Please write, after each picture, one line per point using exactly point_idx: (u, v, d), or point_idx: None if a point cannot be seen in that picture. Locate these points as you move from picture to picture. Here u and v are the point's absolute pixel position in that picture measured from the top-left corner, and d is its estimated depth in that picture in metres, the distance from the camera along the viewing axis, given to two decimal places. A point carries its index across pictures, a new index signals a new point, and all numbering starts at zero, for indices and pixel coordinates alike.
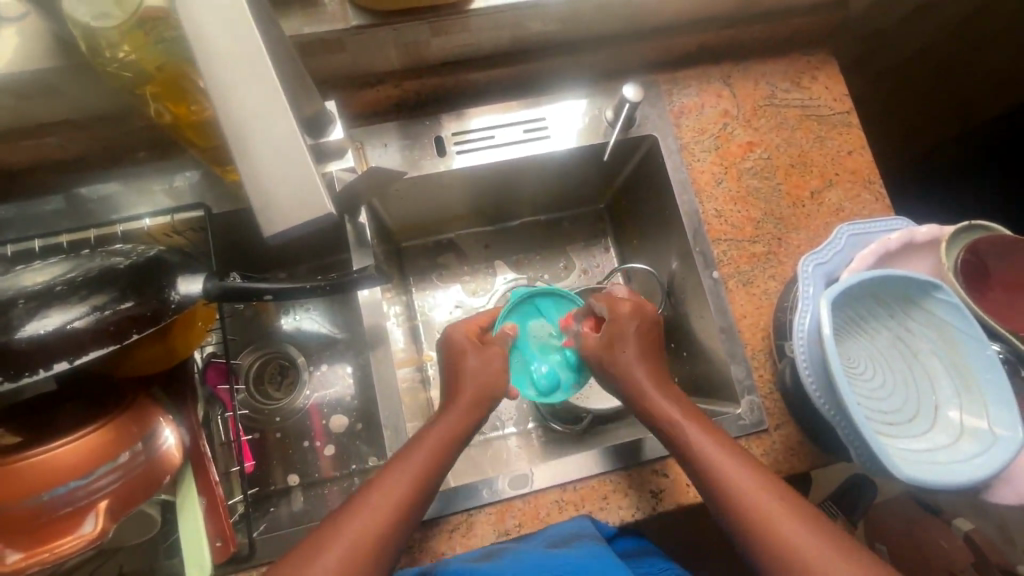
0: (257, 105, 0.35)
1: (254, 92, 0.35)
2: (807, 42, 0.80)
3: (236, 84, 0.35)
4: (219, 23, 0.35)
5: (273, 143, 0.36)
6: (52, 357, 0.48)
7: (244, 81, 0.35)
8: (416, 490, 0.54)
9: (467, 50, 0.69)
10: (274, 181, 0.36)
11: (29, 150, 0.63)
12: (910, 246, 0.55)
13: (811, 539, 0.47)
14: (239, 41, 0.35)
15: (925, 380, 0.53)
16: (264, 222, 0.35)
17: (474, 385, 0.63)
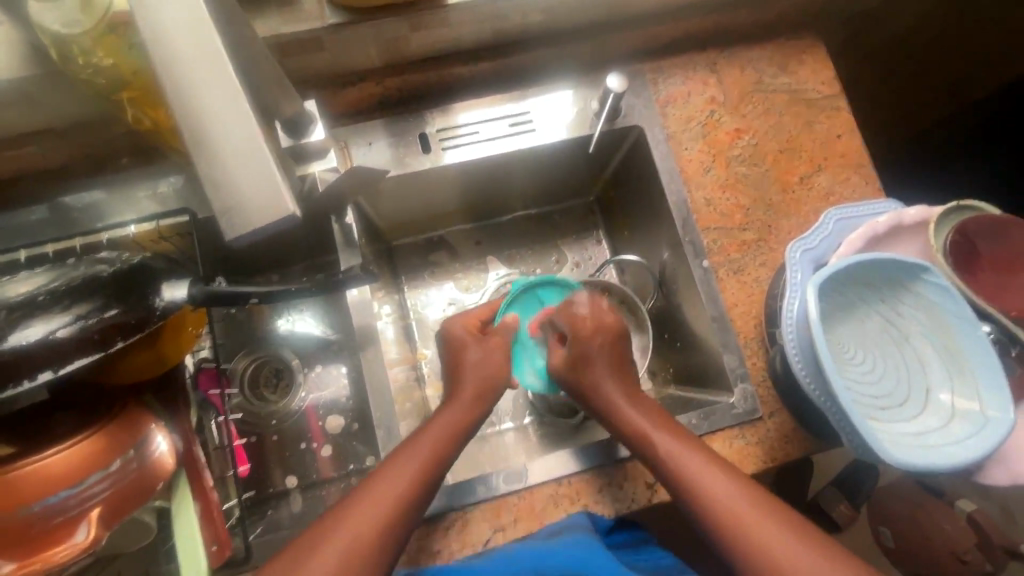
0: (220, 107, 0.35)
1: (217, 93, 0.35)
2: (792, 26, 0.79)
3: (197, 86, 0.35)
4: (181, 26, 0.35)
5: (234, 146, 0.35)
6: (37, 367, 0.48)
7: (206, 82, 0.35)
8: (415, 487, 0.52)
9: (449, 44, 0.69)
10: (235, 184, 0.35)
11: (10, 160, 0.63)
12: (899, 229, 0.55)
13: (784, 535, 0.48)
14: (202, 43, 0.35)
15: (916, 363, 0.52)
16: (227, 226, 0.35)
17: (474, 379, 0.64)
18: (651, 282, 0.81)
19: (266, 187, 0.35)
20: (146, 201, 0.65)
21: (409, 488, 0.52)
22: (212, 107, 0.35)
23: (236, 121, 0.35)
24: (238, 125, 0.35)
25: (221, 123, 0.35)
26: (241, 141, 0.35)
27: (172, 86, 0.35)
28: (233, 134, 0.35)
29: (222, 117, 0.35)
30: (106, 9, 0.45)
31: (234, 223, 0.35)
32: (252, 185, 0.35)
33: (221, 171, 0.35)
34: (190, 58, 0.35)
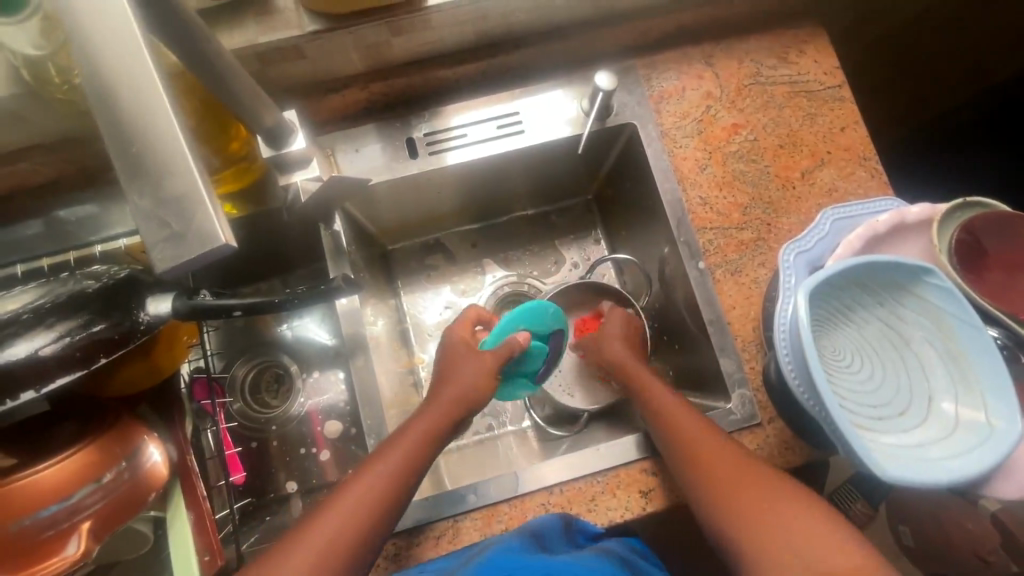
0: (138, 100, 0.27)
1: (133, 82, 0.27)
2: (793, 15, 0.76)
3: (113, 71, 0.27)
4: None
5: (154, 147, 0.27)
6: (20, 387, 0.48)
7: (123, 68, 0.27)
8: (403, 476, 0.53)
9: (433, 47, 0.68)
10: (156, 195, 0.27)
11: (3, 177, 0.64)
12: (900, 228, 0.52)
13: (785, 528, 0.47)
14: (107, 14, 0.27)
15: (919, 370, 0.50)
16: (157, 256, 0.27)
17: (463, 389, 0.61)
18: (649, 283, 0.79)
19: (189, 206, 0.27)
20: None
21: (399, 474, 0.53)
22: (132, 103, 0.27)
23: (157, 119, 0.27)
24: (161, 122, 0.27)
25: (138, 124, 0.27)
26: (165, 144, 0.27)
27: (88, 74, 0.28)
28: (158, 140, 0.27)
29: (144, 114, 0.27)
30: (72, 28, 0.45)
31: (161, 253, 0.27)
32: (175, 202, 0.27)
33: (145, 184, 0.27)
34: (105, 38, 0.27)
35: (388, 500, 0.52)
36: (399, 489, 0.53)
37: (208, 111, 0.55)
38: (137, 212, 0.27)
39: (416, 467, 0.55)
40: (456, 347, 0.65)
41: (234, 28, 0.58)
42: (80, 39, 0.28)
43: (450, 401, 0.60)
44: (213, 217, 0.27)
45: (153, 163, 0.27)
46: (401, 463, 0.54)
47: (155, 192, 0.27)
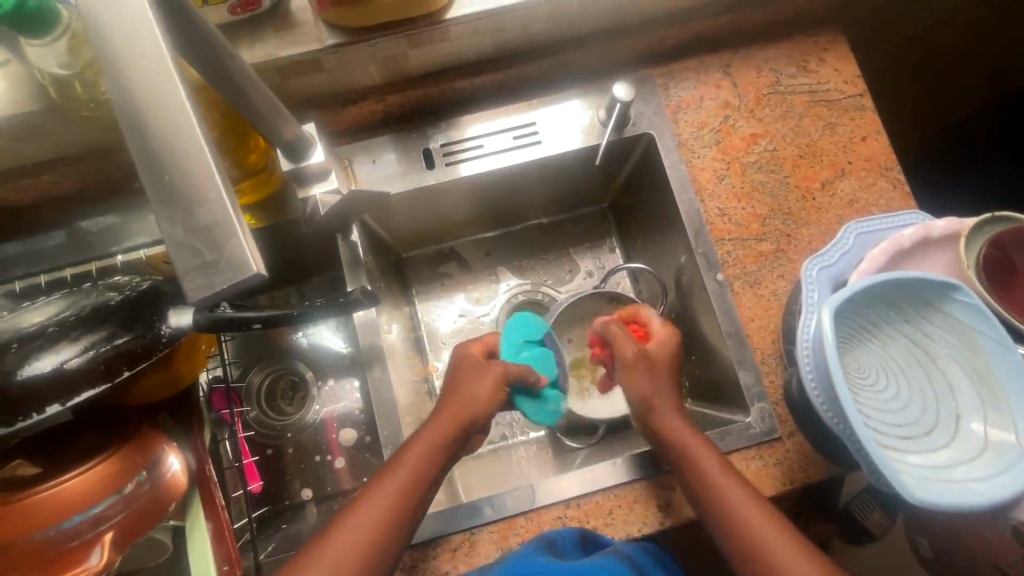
0: (168, 127, 0.28)
1: (166, 113, 0.28)
2: (812, 23, 0.75)
3: (146, 102, 0.28)
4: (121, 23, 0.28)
5: (186, 177, 0.27)
6: (46, 400, 0.49)
7: (155, 95, 0.28)
8: (407, 505, 0.52)
9: (450, 58, 0.68)
10: (188, 225, 0.27)
11: (29, 188, 0.65)
12: (925, 243, 0.51)
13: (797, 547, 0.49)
14: (139, 47, 0.28)
15: (946, 388, 0.49)
16: (189, 285, 0.27)
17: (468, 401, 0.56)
18: (665, 292, 0.78)
19: (220, 234, 0.27)
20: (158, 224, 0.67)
21: (398, 507, 0.51)
22: (163, 131, 0.28)
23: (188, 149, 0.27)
24: (191, 150, 0.27)
25: (168, 153, 0.28)
26: (195, 172, 0.27)
27: (121, 102, 0.28)
28: (187, 168, 0.27)
29: (174, 142, 0.28)
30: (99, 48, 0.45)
31: (193, 281, 0.27)
32: (205, 230, 0.27)
33: (175, 212, 0.27)
34: (138, 66, 0.28)
35: (393, 534, 0.50)
36: (402, 520, 0.51)
37: (229, 125, 0.56)
38: (169, 242, 0.27)
39: (418, 498, 0.52)
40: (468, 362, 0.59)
41: (255, 42, 0.58)
42: (112, 67, 0.28)
43: (454, 416, 0.56)
44: (243, 245, 0.27)
45: (184, 192, 0.27)
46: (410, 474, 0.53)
47: (186, 221, 0.27)
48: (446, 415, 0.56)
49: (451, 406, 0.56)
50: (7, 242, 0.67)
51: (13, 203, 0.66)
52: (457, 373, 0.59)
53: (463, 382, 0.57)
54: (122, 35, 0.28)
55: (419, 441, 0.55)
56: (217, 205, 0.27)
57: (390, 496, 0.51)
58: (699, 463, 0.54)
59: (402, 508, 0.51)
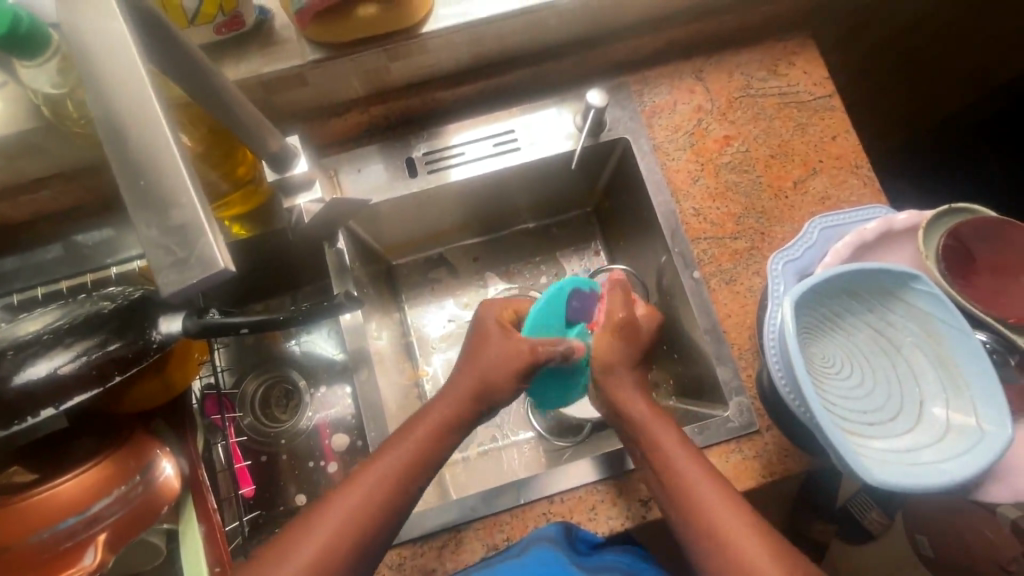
0: (145, 136, 0.30)
1: (142, 124, 0.30)
2: (782, 28, 0.77)
3: (122, 113, 0.30)
4: (101, 41, 0.30)
5: (159, 179, 0.29)
6: (40, 404, 0.51)
7: (133, 107, 0.30)
8: (405, 477, 0.53)
9: (430, 70, 0.70)
10: (160, 225, 0.29)
11: (27, 205, 0.67)
12: (886, 236, 0.53)
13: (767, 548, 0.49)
14: (118, 62, 0.30)
15: (910, 375, 0.50)
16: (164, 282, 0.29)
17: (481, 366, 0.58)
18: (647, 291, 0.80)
19: (192, 233, 0.29)
20: None
21: (400, 478, 0.53)
22: (141, 138, 0.30)
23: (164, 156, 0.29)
24: (165, 156, 0.29)
25: (146, 159, 0.30)
26: (169, 176, 0.29)
27: (101, 115, 0.30)
28: (162, 171, 0.29)
29: (151, 148, 0.30)
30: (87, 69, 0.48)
31: (166, 278, 0.29)
32: (180, 230, 0.29)
33: (151, 215, 0.29)
34: (119, 82, 0.30)
35: (392, 505, 0.52)
36: (400, 491, 0.52)
37: (216, 139, 0.57)
38: (145, 242, 0.29)
39: (419, 471, 0.54)
40: (487, 331, 0.60)
41: (240, 59, 0.61)
42: (92, 83, 0.30)
43: (468, 385, 0.57)
44: (214, 244, 0.29)
45: (158, 194, 0.29)
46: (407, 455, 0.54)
47: (161, 222, 0.29)
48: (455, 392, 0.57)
49: (467, 377, 0.58)
50: (5, 257, 0.69)
51: (12, 219, 0.69)
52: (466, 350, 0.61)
53: (478, 355, 0.59)
54: (103, 52, 0.30)
55: (429, 415, 0.56)
56: (190, 204, 0.29)
57: (397, 466, 0.53)
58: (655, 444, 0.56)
59: (400, 479, 0.52)
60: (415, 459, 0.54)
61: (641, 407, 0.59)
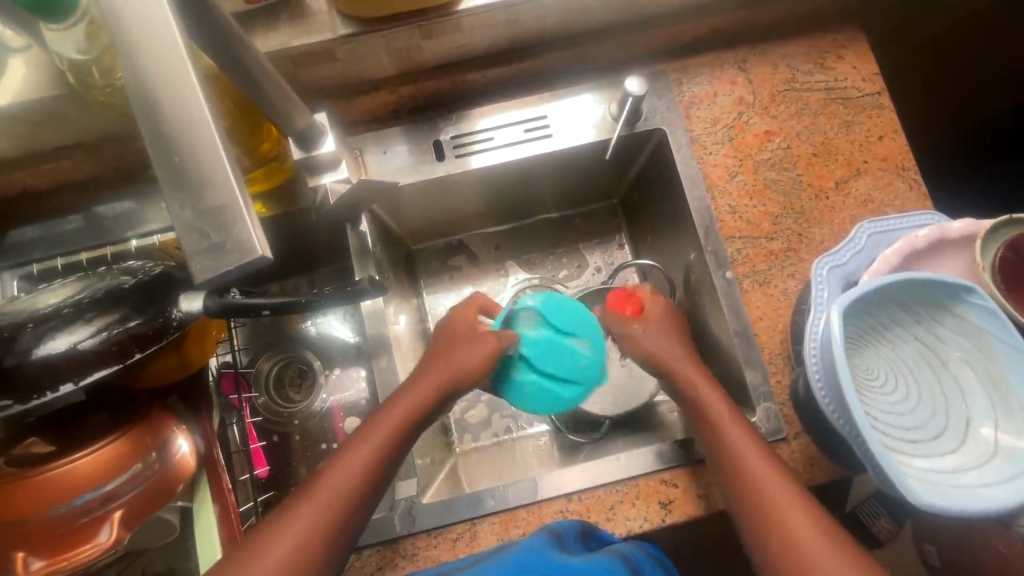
0: (176, 114, 0.28)
1: (179, 99, 0.28)
2: (831, 18, 0.73)
3: (158, 85, 0.28)
4: (136, 7, 0.28)
5: (196, 158, 0.28)
6: (59, 379, 0.50)
7: (167, 79, 0.28)
8: (387, 460, 0.53)
9: (463, 50, 0.67)
10: (195, 207, 0.27)
11: (48, 173, 0.66)
12: (939, 245, 0.51)
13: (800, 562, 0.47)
14: (152, 26, 0.28)
15: (957, 393, 0.48)
16: (198, 268, 0.28)
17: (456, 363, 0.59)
18: (673, 288, 0.77)
19: (227, 218, 0.27)
20: None
21: (382, 461, 0.53)
22: (176, 113, 0.28)
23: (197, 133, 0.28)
24: (201, 133, 0.28)
25: (177, 136, 0.28)
26: (206, 155, 0.28)
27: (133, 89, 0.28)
28: (195, 152, 0.28)
29: (185, 123, 0.28)
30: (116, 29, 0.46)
31: (201, 263, 0.27)
32: (213, 214, 0.27)
33: (185, 197, 0.28)
34: (152, 54, 0.28)
35: (381, 470, 0.52)
36: (381, 473, 0.52)
37: (242, 114, 0.55)
38: (179, 227, 0.27)
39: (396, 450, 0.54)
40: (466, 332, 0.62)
41: (269, 31, 0.59)
42: (123, 53, 0.28)
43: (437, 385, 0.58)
44: (250, 229, 0.27)
45: (195, 174, 0.28)
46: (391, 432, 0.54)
47: (195, 204, 0.28)
48: (422, 391, 0.57)
49: (437, 373, 0.58)
50: (26, 225, 0.68)
51: (32, 187, 0.68)
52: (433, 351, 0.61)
53: (455, 361, 0.59)
54: (134, 18, 0.28)
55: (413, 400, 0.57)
56: (226, 186, 0.27)
57: (385, 445, 0.53)
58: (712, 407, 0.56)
59: (384, 460, 0.53)
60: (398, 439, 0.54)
61: (690, 373, 0.60)
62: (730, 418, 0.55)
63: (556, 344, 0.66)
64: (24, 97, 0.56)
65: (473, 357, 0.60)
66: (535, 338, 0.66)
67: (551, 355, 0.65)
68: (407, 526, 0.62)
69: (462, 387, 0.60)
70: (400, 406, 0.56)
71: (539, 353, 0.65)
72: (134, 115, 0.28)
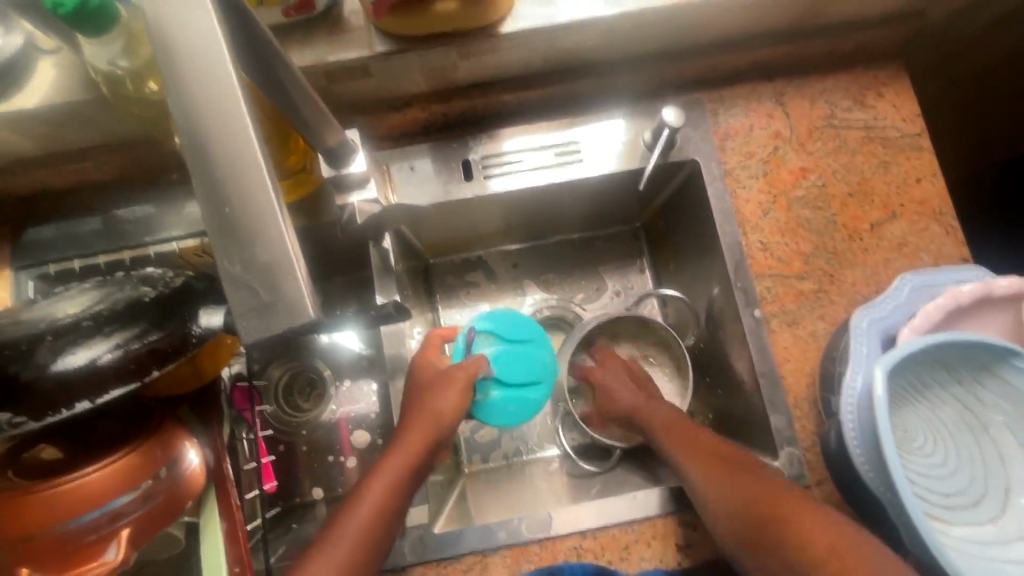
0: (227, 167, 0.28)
1: (236, 154, 0.29)
2: (873, 55, 0.72)
3: (215, 138, 0.29)
4: (195, 56, 0.29)
5: (249, 215, 0.28)
6: (75, 397, 0.48)
7: (228, 133, 0.29)
8: (393, 505, 0.54)
9: (498, 71, 0.66)
10: (244, 263, 0.28)
11: (71, 173, 0.65)
12: (985, 303, 0.49)
13: None
14: (212, 78, 0.29)
15: (996, 459, 0.46)
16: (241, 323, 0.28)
17: (428, 414, 0.59)
18: (696, 320, 0.76)
19: (278, 277, 0.28)
20: (193, 216, 0.66)
21: (385, 507, 0.53)
22: (228, 165, 0.29)
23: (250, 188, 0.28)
24: (257, 193, 0.28)
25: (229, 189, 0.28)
26: (260, 213, 0.28)
27: (186, 135, 0.29)
28: (245, 206, 0.28)
29: (239, 175, 0.28)
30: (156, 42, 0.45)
31: (248, 321, 0.28)
32: (263, 270, 0.28)
33: (235, 252, 0.28)
34: (210, 101, 0.29)
35: (395, 501, 0.54)
36: (388, 518, 0.53)
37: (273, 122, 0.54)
38: (226, 279, 0.28)
39: (400, 499, 0.55)
40: (447, 378, 0.61)
41: (305, 45, 0.58)
42: (179, 97, 0.29)
43: (422, 435, 0.58)
44: (301, 288, 0.28)
45: (249, 233, 0.28)
46: (400, 469, 0.56)
47: (244, 258, 0.28)
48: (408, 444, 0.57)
49: (419, 421, 0.59)
50: (43, 223, 0.67)
51: (53, 186, 0.67)
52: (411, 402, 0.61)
53: (434, 408, 0.59)
54: (193, 62, 0.29)
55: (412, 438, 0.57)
56: (278, 245, 0.28)
57: (395, 477, 0.55)
58: (712, 471, 0.57)
59: (387, 506, 0.53)
60: (401, 487, 0.55)
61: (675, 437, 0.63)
62: (743, 480, 0.55)
63: (513, 355, 0.67)
64: (55, 100, 0.55)
65: (450, 403, 0.60)
66: (493, 354, 0.67)
67: (512, 366, 0.67)
68: (418, 555, 0.61)
69: (446, 435, 0.60)
70: (389, 459, 0.56)
71: (502, 367, 0.66)
72: (186, 163, 0.29)
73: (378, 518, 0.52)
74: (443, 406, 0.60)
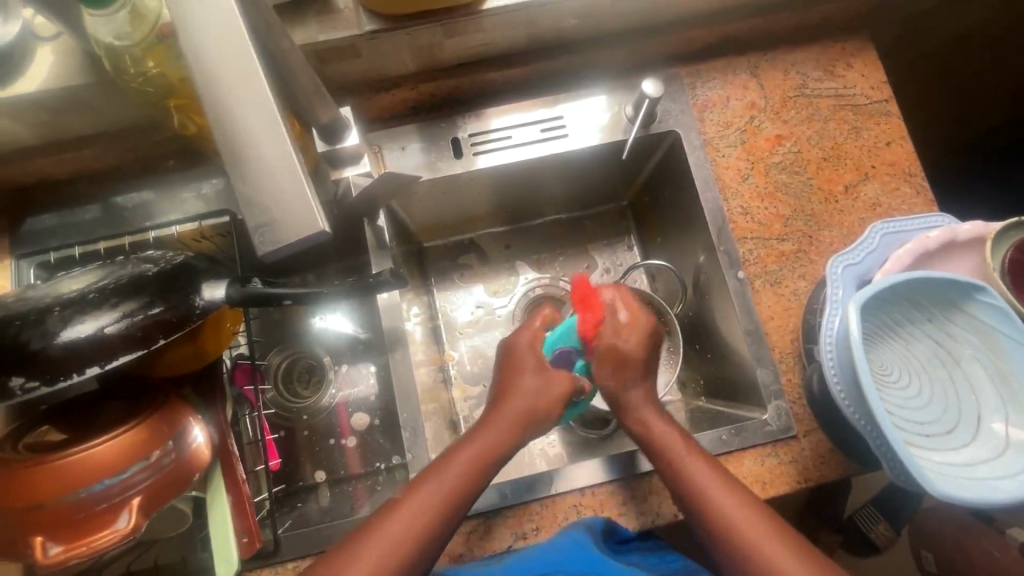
0: (252, 118, 0.38)
1: (250, 113, 0.38)
2: (839, 28, 0.75)
3: (234, 100, 0.38)
4: (215, 32, 0.38)
5: (269, 159, 0.38)
6: (85, 362, 0.50)
7: (247, 97, 0.38)
8: (465, 487, 0.53)
9: (482, 49, 0.69)
10: (265, 194, 0.38)
11: (68, 162, 0.67)
12: (952, 245, 0.52)
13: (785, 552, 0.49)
14: (232, 52, 0.38)
15: (966, 390, 0.50)
16: (259, 241, 0.38)
17: (525, 402, 0.58)
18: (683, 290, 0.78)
19: (294, 202, 0.37)
20: (191, 200, 0.68)
21: (468, 478, 0.54)
22: (245, 116, 0.38)
23: (269, 133, 0.38)
24: (272, 140, 0.38)
25: (253, 134, 0.38)
26: (274, 154, 0.38)
27: (209, 92, 0.38)
28: (266, 148, 0.38)
29: (257, 123, 0.38)
30: (155, 22, 0.48)
31: (263, 239, 0.38)
32: (279, 198, 0.38)
33: (255, 188, 0.38)
34: (229, 68, 0.38)
35: (467, 481, 0.54)
36: (461, 497, 0.53)
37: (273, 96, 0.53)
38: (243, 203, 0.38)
39: (478, 478, 0.54)
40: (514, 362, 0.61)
41: (297, 27, 0.61)
42: (199, 60, 0.38)
43: (513, 416, 0.58)
44: (315, 210, 0.37)
45: (262, 170, 0.38)
46: (476, 454, 0.55)
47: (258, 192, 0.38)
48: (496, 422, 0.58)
49: (509, 412, 0.58)
50: (42, 212, 0.68)
51: (51, 175, 0.68)
52: (499, 375, 0.62)
53: (517, 389, 0.59)
54: (218, 32, 0.38)
55: (494, 422, 0.57)
56: (293, 178, 0.38)
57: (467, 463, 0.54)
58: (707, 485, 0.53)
59: (466, 483, 0.54)
60: (479, 465, 0.55)
61: (681, 447, 0.56)
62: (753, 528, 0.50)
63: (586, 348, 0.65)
64: (51, 83, 0.57)
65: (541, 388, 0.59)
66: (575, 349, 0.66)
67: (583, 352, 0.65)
68: None
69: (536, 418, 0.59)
70: (471, 440, 0.56)
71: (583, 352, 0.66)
72: (211, 121, 0.38)
73: (458, 489, 0.53)
74: (535, 396, 0.59)
